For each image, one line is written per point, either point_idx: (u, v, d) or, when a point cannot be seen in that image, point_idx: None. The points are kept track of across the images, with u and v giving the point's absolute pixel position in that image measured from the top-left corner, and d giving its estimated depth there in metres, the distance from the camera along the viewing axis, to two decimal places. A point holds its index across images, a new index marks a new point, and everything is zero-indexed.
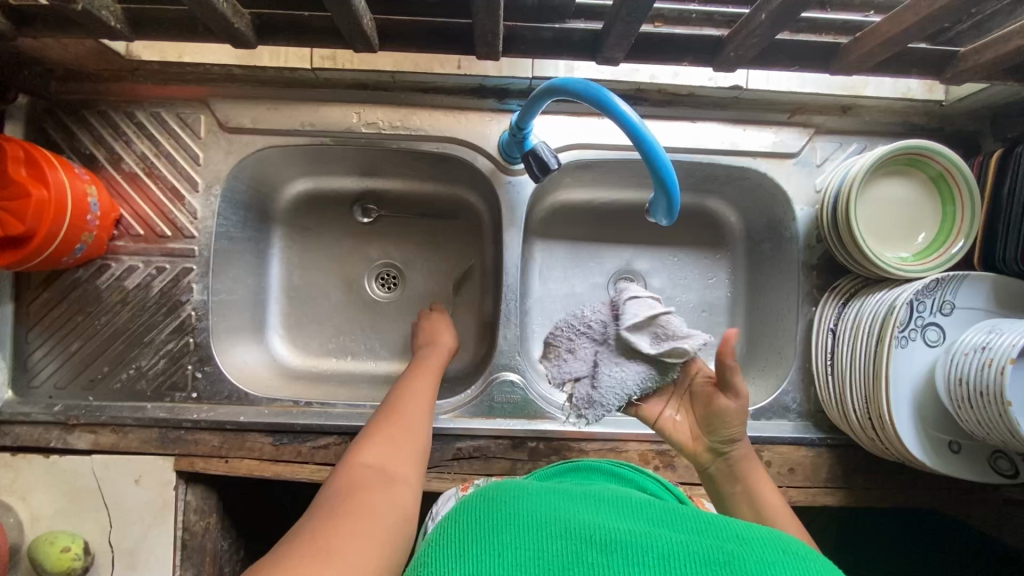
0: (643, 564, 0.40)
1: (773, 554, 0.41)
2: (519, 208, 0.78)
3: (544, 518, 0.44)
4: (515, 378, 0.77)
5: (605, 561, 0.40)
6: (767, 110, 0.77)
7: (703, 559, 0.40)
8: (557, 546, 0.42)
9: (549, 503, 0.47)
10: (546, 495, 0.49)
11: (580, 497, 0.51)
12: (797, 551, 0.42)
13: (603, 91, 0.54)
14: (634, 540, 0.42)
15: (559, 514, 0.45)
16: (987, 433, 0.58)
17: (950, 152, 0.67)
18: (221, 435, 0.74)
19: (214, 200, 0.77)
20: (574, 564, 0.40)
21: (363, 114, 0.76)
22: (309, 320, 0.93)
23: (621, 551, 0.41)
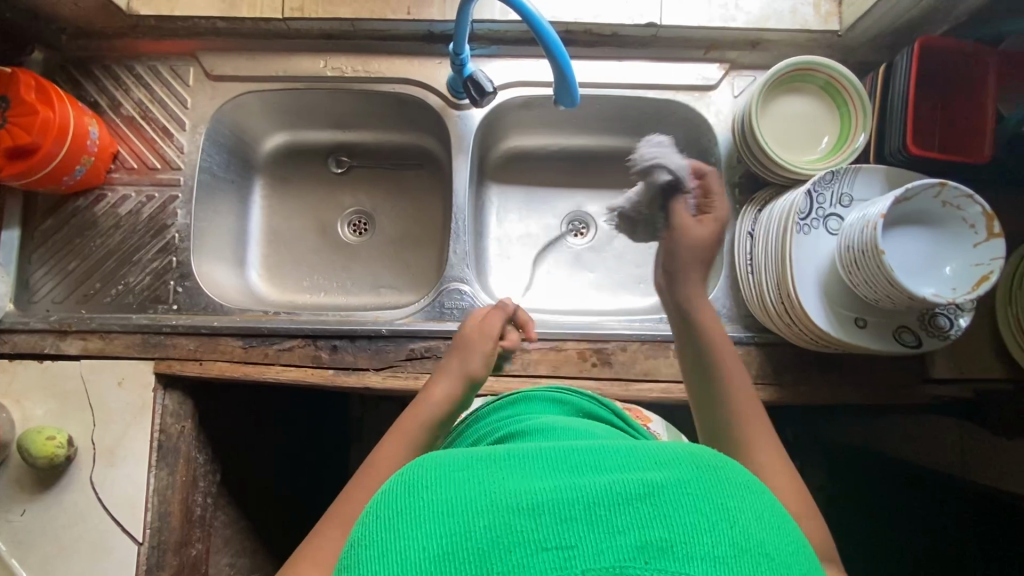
0: (570, 519, 0.35)
1: (691, 470, 0.38)
2: (467, 138, 0.87)
3: (459, 492, 0.37)
4: (464, 288, 0.85)
5: (534, 528, 0.35)
6: (685, 47, 0.87)
7: (632, 495, 0.36)
8: (477, 522, 0.35)
9: (462, 467, 0.39)
10: (458, 457, 0.41)
11: (498, 452, 0.42)
12: (714, 465, 0.39)
13: None
14: (560, 493, 0.36)
15: (475, 480, 0.38)
16: (875, 291, 0.64)
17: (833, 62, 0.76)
18: (197, 339, 0.82)
19: (199, 138, 0.88)
20: (501, 538, 0.35)
21: (329, 61, 0.88)
22: (284, 259, 1.01)
23: (551, 511, 0.35)
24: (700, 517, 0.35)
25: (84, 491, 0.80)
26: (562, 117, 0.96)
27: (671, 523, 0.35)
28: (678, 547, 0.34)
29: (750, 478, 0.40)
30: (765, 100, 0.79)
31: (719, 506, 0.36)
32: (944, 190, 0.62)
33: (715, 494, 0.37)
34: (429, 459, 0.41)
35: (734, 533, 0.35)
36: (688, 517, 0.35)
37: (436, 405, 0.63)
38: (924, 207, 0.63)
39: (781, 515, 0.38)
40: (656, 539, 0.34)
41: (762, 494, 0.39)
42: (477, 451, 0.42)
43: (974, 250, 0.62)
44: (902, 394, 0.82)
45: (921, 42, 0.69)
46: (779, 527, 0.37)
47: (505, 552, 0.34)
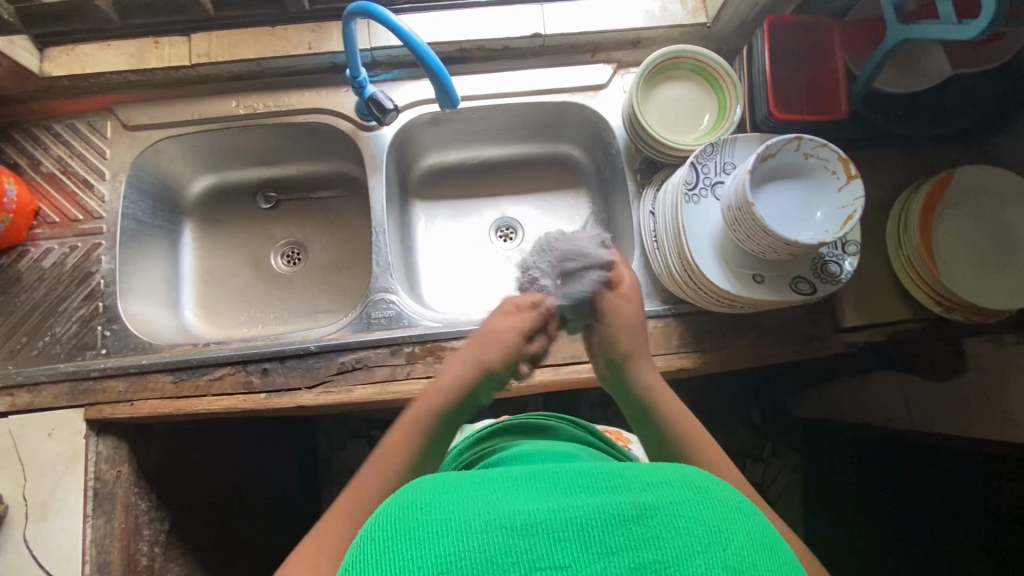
0: (565, 539, 0.38)
1: (679, 494, 0.41)
2: (380, 156, 0.91)
3: (459, 515, 0.39)
4: (391, 298, 0.87)
5: (529, 548, 0.37)
6: (573, 52, 0.94)
7: (623, 517, 0.39)
8: (478, 542, 0.37)
9: (464, 493, 0.42)
10: (461, 484, 0.43)
11: (499, 479, 0.44)
12: (703, 485, 0.42)
13: (371, 5, 0.67)
14: (555, 515, 0.39)
15: (477, 504, 0.41)
16: (758, 243, 0.68)
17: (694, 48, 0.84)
18: (126, 379, 0.82)
19: (120, 185, 0.91)
20: (499, 558, 0.37)
21: (240, 100, 0.92)
22: (220, 297, 1.02)
23: (544, 532, 0.38)
24: (687, 540, 0.38)
25: (16, 552, 0.77)
26: (475, 130, 1.02)
27: (665, 545, 0.37)
28: (667, 567, 0.37)
29: (742, 497, 0.43)
30: (648, 89, 0.86)
31: (708, 528, 0.39)
32: (802, 143, 0.67)
33: (705, 517, 0.39)
34: (430, 487, 0.43)
35: (726, 555, 0.37)
36: (678, 539, 0.38)
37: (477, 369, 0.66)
38: (789, 162, 0.69)
39: (771, 535, 0.41)
40: (648, 561, 0.37)
41: (752, 515, 0.41)
42: (478, 478, 0.45)
43: (839, 193, 0.68)
44: (818, 347, 0.86)
45: (768, 21, 0.77)
46: (768, 547, 0.39)
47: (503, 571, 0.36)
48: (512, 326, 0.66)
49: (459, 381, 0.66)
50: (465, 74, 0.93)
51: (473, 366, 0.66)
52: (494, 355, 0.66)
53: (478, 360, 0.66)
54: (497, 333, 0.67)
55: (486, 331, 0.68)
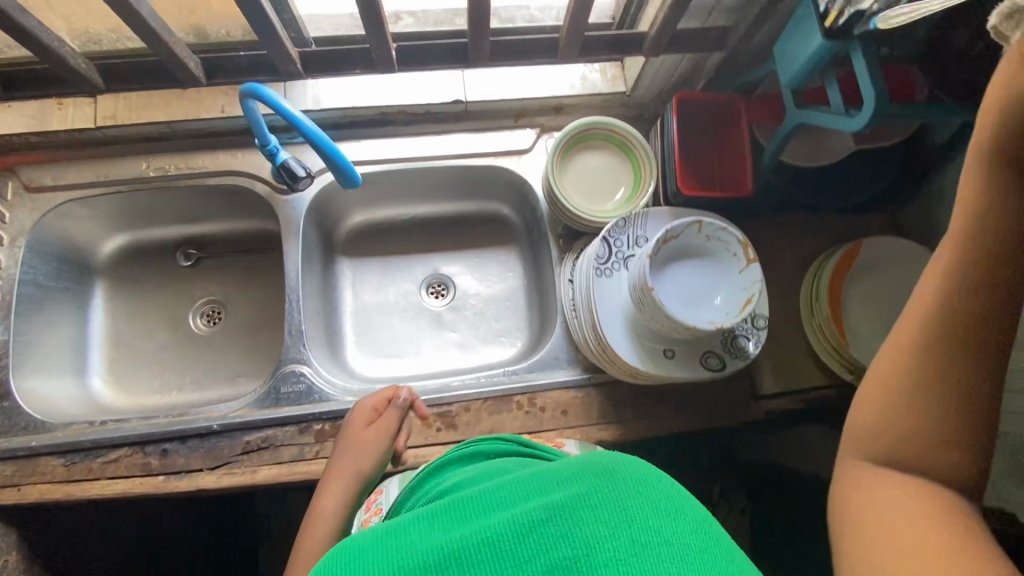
0: (479, 561, 0.37)
1: (583, 486, 0.40)
2: (297, 221, 0.89)
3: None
4: (303, 369, 0.84)
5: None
6: (496, 117, 0.94)
7: (530, 525, 0.38)
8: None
9: (370, 549, 0.40)
10: (375, 539, 0.41)
11: (414, 519, 0.43)
12: (609, 467, 0.42)
13: (260, 86, 0.66)
14: (468, 540, 0.38)
15: (391, 553, 0.39)
16: (662, 326, 0.68)
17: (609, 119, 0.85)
18: (13, 463, 0.77)
19: (18, 251, 0.86)
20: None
21: (152, 162, 0.89)
22: (134, 361, 0.98)
23: (453, 567, 0.37)
24: (595, 528, 0.38)
25: None
26: (401, 189, 1.01)
27: (575, 540, 0.37)
28: (580, 563, 0.37)
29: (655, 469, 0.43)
30: (568, 158, 0.86)
31: (613, 510, 0.39)
32: (701, 226, 0.68)
33: (608, 501, 0.39)
34: (344, 544, 0.41)
35: (634, 530, 0.38)
36: (586, 531, 0.38)
37: (354, 472, 0.71)
38: (691, 242, 0.69)
39: (683, 499, 0.41)
40: (560, 561, 0.37)
41: (659, 484, 0.41)
42: (390, 527, 0.42)
43: (740, 274, 0.68)
44: (740, 414, 0.86)
45: (677, 96, 0.78)
46: (676, 513, 0.39)
47: None
48: (376, 432, 0.74)
49: (343, 498, 0.70)
50: (387, 137, 0.92)
51: (351, 479, 0.71)
52: (367, 463, 0.72)
53: (355, 472, 0.72)
54: (363, 444, 0.73)
55: (351, 445, 0.74)
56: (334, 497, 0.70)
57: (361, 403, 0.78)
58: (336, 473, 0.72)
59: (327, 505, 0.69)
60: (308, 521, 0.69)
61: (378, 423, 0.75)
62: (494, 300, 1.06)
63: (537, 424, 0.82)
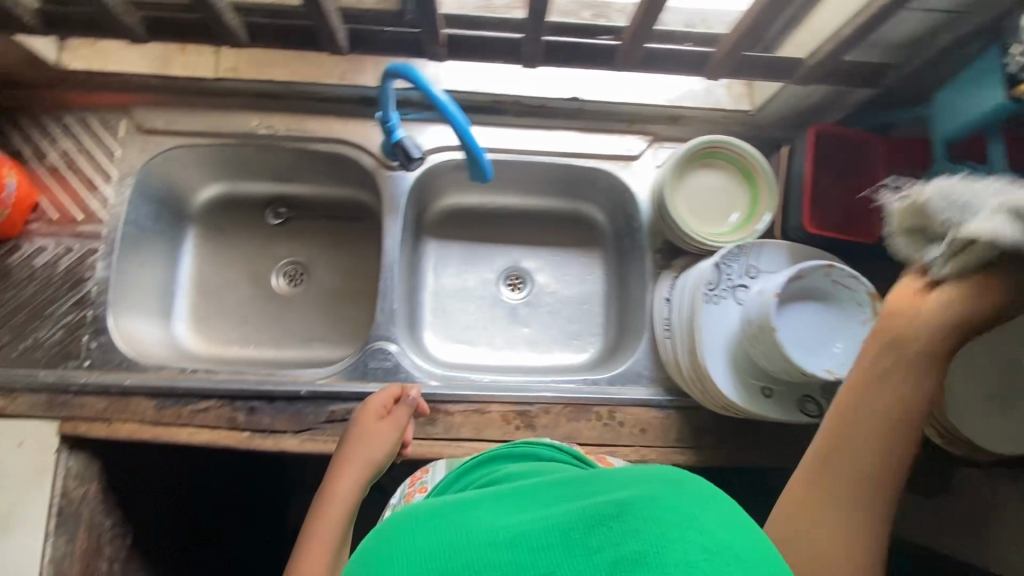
0: (549, 544, 0.37)
1: (652, 490, 0.39)
2: (398, 198, 0.89)
3: (434, 538, 0.40)
4: (390, 348, 0.85)
5: (513, 559, 0.37)
6: (611, 119, 0.92)
7: (596, 517, 0.37)
8: (466, 557, 0.38)
9: (436, 516, 0.43)
10: (435, 509, 0.45)
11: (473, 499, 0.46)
12: (674, 480, 0.41)
13: (412, 70, 0.68)
14: (537, 526, 0.38)
15: (455, 524, 0.42)
16: (773, 365, 0.67)
17: (739, 142, 0.82)
18: (106, 398, 0.79)
19: (126, 190, 0.87)
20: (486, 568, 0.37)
21: (262, 119, 0.88)
22: (216, 311, 1.00)
23: (517, 546, 0.37)
24: (665, 526, 0.35)
25: None
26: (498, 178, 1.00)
27: (642, 535, 0.35)
28: (646, 557, 0.34)
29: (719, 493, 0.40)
30: (684, 174, 0.84)
31: (681, 514, 0.36)
32: (832, 271, 0.66)
33: (676, 505, 0.37)
34: (413, 513, 0.45)
35: (702, 537, 0.35)
36: (652, 527, 0.35)
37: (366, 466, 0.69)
38: (815, 285, 0.68)
39: (750, 523, 0.38)
40: (628, 554, 0.34)
41: (724, 503, 0.39)
42: (449, 502, 0.46)
43: (862, 326, 0.67)
44: None
45: (814, 131, 0.76)
46: (741, 530, 0.36)
47: None
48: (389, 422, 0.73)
49: (353, 489, 0.66)
50: (499, 125, 0.91)
51: (364, 466, 0.69)
52: (379, 449, 0.70)
53: (367, 459, 0.69)
54: (376, 432, 0.71)
55: (361, 435, 0.71)
56: (344, 486, 0.66)
57: (370, 398, 0.76)
58: (346, 465, 0.68)
59: (336, 497, 0.65)
60: (314, 512, 0.64)
61: (387, 414, 0.73)
62: (571, 302, 1.04)
63: (615, 438, 0.82)
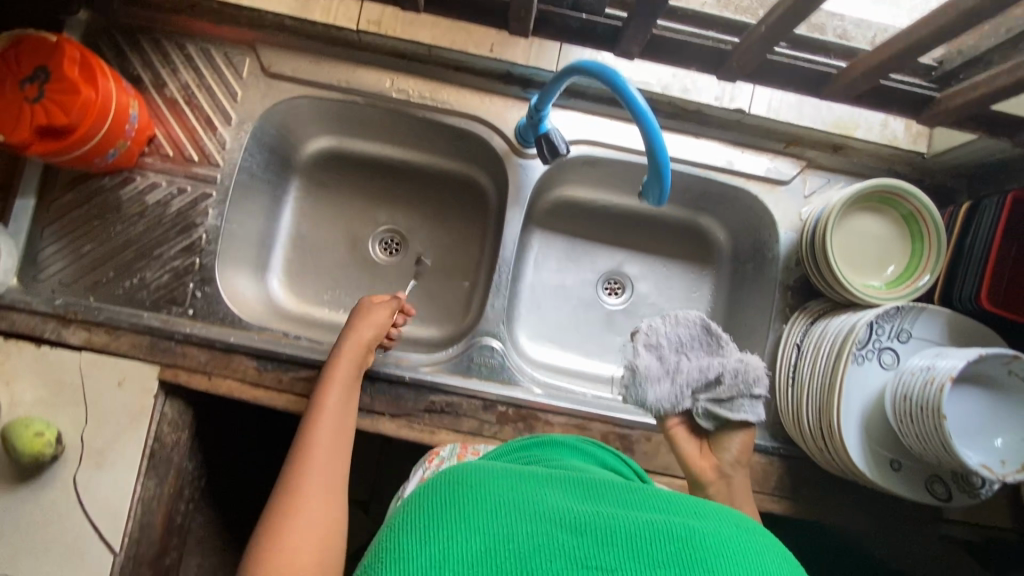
0: (612, 545, 0.41)
1: (722, 526, 0.44)
2: (525, 189, 0.83)
3: (504, 500, 0.44)
4: (495, 345, 0.82)
5: (578, 545, 0.41)
6: (767, 137, 0.84)
7: (673, 536, 0.41)
8: (524, 527, 0.41)
9: (508, 480, 0.46)
10: (505, 477, 0.47)
11: (535, 479, 0.48)
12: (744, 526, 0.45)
13: (615, 72, 0.60)
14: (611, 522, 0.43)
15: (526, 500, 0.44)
16: (923, 447, 0.63)
17: (921, 193, 0.72)
18: (209, 352, 0.77)
19: (243, 135, 0.83)
20: (544, 547, 0.41)
21: (396, 81, 0.82)
22: (309, 269, 0.97)
23: (592, 532, 0.41)
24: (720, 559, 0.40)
25: (65, 491, 0.76)
26: (623, 180, 0.93)
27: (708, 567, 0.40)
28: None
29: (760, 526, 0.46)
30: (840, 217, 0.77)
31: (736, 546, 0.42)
32: (1015, 361, 0.60)
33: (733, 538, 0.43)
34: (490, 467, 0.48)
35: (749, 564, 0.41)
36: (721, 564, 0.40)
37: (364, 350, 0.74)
38: (988, 370, 0.62)
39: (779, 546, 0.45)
40: None
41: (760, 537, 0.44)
42: (520, 472, 0.48)
43: None
44: (912, 530, 0.81)
45: (1014, 197, 0.67)
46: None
47: (552, 559, 0.40)
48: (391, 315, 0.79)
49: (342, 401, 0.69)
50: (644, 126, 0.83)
51: (355, 355, 0.73)
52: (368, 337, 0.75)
53: (357, 352, 0.73)
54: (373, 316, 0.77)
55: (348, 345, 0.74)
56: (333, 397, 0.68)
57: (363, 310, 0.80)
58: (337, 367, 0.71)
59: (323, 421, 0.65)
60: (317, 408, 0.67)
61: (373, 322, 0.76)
62: None
63: None
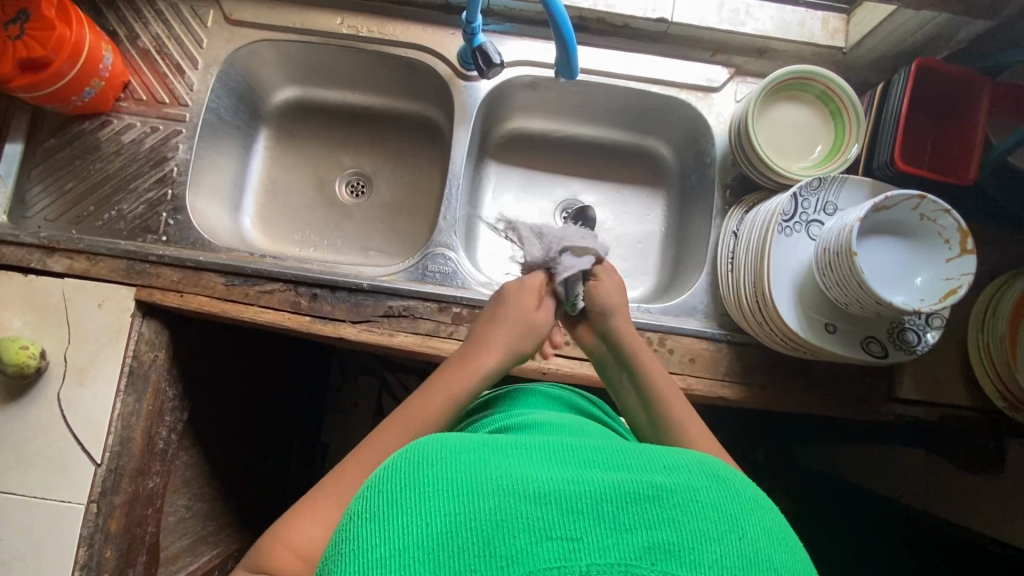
0: (577, 512, 0.36)
1: (696, 479, 0.39)
2: (470, 108, 0.90)
3: (467, 474, 0.38)
4: (448, 254, 0.87)
5: (541, 517, 0.35)
6: (694, 48, 0.89)
7: (639, 495, 0.37)
8: (490, 504, 0.36)
9: (470, 450, 0.40)
10: (471, 442, 0.42)
11: (506, 443, 0.42)
12: (718, 470, 0.41)
13: None
14: (576, 487, 0.37)
15: (492, 466, 0.39)
16: (845, 295, 0.66)
17: (825, 71, 0.78)
18: (180, 271, 0.83)
19: (210, 78, 0.90)
20: (508, 522, 0.35)
21: (345, 19, 0.90)
22: (279, 211, 1.02)
23: (556, 502, 0.36)
24: (703, 522, 0.36)
25: (49, 407, 0.80)
26: (568, 103, 0.98)
27: (678, 527, 0.36)
28: (681, 550, 0.35)
29: (758, 491, 0.41)
30: (761, 108, 0.81)
31: (726, 516, 0.37)
32: (922, 203, 0.63)
33: (724, 504, 0.38)
34: (452, 438, 0.42)
35: (741, 544, 0.36)
36: (693, 523, 0.36)
37: (474, 379, 0.62)
38: (901, 218, 0.65)
39: (773, 519, 0.40)
40: (662, 542, 0.35)
41: (735, 485, 0.40)
42: (491, 441, 0.43)
43: (946, 264, 0.64)
44: (868, 410, 0.82)
45: (919, 63, 0.71)
46: (782, 543, 0.38)
47: (513, 537, 0.35)
48: (538, 314, 0.68)
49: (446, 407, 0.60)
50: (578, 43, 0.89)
51: (470, 376, 0.62)
52: (491, 366, 0.64)
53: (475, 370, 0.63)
54: (518, 322, 0.67)
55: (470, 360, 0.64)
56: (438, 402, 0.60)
57: (516, 284, 0.69)
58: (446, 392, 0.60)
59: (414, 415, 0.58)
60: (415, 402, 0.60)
61: (523, 336, 0.66)
62: (627, 241, 1.01)
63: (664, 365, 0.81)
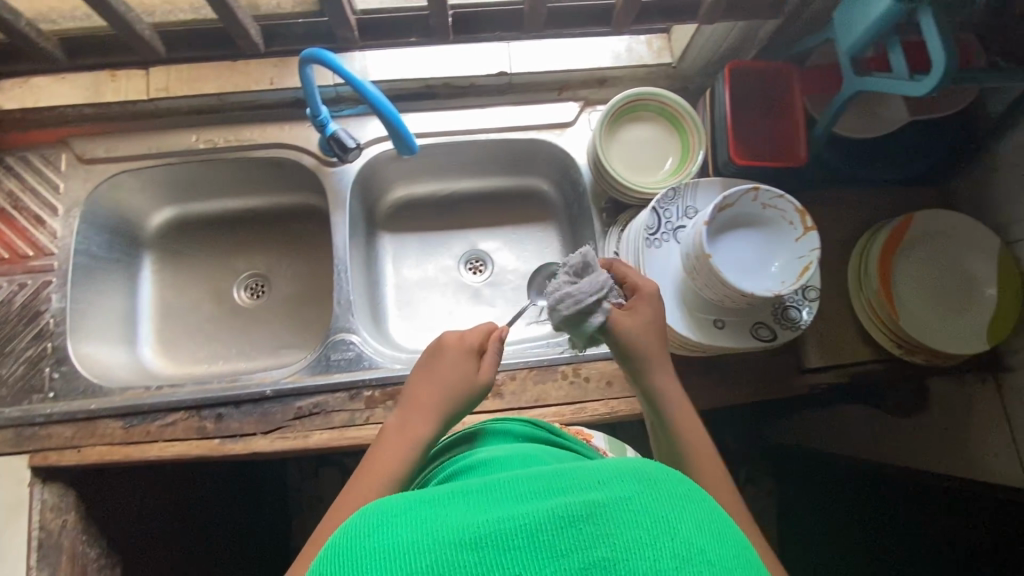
0: (514, 549, 0.34)
1: (635, 487, 0.37)
2: (344, 193, 0.92)
3: (404, 533, 0.36)
4: (353, 338, 0.86)
5: (479, 562, 0.34)
6: (541, 89, 0.94)
7: (574, 517, 0.35)
8: (426, 560, 0.34)
9: (410, 508, 0.39)
10: (412, 498, 0.40)
11: (448, 491, 0.41)
12: (662, 475, 0.39)
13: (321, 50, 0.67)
14: (510, 523, 0.36)
15: (430, 519, 0.37)
16: (716, 293, 0.68)
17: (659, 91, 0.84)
18: (73, 425, 0.79)
19: (73, 221, 0.88)
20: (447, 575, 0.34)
21: (200, 135, 0.92)
22: (180, 333, 0.99)
23: (492, 544, 0.35)
24: (639, 532, 0.35)
25: None
26: (441, 164, 1.01)
27: (616, 541, 0.34)
28: (618, 564, 0.34)
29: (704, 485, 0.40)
30: (610, 134, 0.86)
31: (662, 519, 0.36)
32: (759, 194, 0.67)
33: (659, 506, 0.36)
34: (392, 500, 0.40)
35: (676, 545, 0.34)
36: (628, 534, 0.35)
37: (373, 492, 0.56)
38: (746, 210, 0.69)
39: (722, 515, 0.38)
40: (599, 559, 0.34)
41: (673, 485, 0.38)
42: (435, 491, 0.41)
43: (797, 243, 0.68)
44: (784, 388, 0.85)
45: (730, 68, 0.78)
46: (725, 538, 0.36)
47: None
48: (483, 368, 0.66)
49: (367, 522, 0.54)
50: (432, 110, 0.93)
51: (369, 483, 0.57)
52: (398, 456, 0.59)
53: (414, 434, 0.62)
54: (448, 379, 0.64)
55: (401, 432, 0.62)
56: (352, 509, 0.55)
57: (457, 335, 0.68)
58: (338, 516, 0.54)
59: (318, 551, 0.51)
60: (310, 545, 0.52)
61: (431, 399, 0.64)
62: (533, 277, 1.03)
63: (583, 395, 0.83)
